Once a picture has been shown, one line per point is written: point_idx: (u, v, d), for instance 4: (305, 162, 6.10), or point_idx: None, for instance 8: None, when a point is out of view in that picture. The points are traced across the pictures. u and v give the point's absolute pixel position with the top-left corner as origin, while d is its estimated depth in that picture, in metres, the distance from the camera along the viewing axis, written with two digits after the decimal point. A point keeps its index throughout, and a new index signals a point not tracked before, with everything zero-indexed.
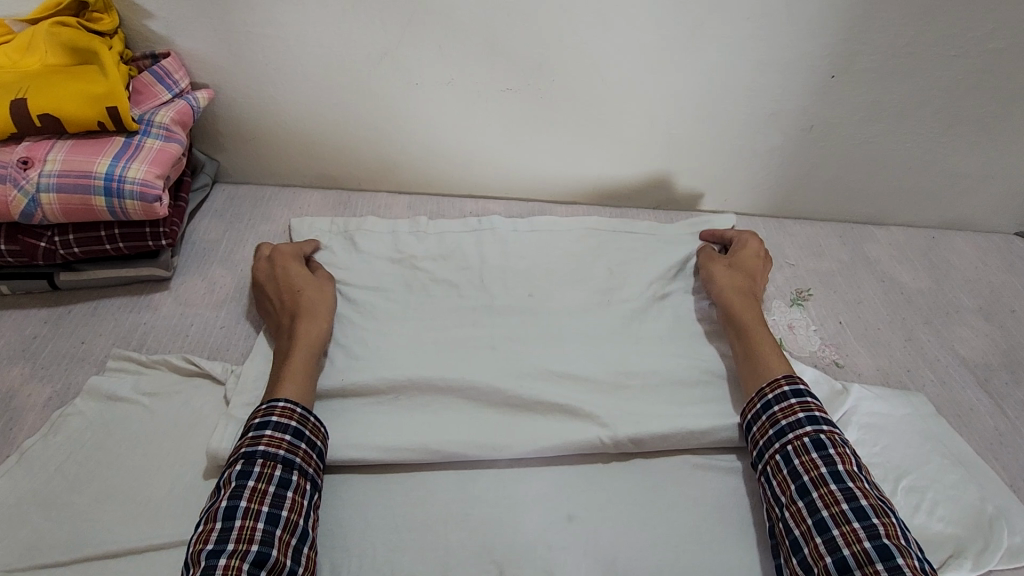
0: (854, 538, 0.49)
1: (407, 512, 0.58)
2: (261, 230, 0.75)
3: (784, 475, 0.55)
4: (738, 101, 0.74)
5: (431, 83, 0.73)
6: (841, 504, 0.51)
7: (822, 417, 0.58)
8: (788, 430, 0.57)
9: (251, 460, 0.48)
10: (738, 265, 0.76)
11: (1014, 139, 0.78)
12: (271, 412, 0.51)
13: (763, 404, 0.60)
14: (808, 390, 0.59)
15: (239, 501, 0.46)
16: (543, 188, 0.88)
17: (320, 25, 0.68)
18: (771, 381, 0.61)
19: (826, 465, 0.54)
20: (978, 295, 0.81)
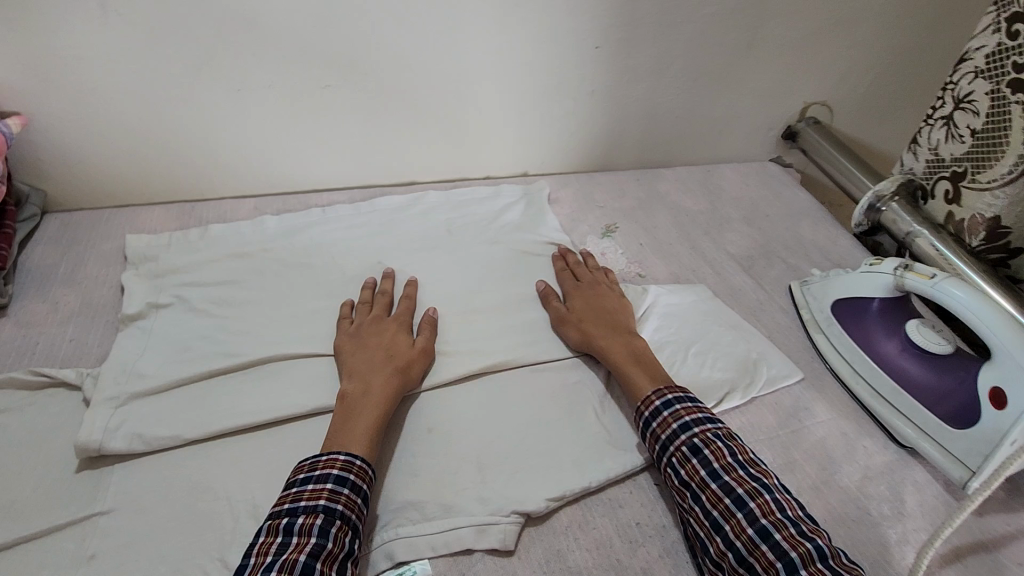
0: (740, 526, 0.51)
1: (277, 455, 0.60)
2: (103, 248, 0.80)
3: (676, 485, 0.56)
4: (528, 74, 0.89)
5: (252, 86, 0.80)
6: (724, 499, 0.53)
7: (693, 420, 0.59)
8: (669, 444, 0.58)
9: (332, 518, 0.49)
10: (588, 305, 0.74)
11: (745, 83, 1.01)
12: (351, 468, 0.53)
13: (643, 423, 0.61)
14: (675, 398, 0.61)
15: (316, 560, 0.46)
16: (381, 174, 0.95)
17: (129, 44, 0.72)
18: (643, 399, 0.62)
19: (705, 467, 0.55)
20: (741, 209, 0.99)
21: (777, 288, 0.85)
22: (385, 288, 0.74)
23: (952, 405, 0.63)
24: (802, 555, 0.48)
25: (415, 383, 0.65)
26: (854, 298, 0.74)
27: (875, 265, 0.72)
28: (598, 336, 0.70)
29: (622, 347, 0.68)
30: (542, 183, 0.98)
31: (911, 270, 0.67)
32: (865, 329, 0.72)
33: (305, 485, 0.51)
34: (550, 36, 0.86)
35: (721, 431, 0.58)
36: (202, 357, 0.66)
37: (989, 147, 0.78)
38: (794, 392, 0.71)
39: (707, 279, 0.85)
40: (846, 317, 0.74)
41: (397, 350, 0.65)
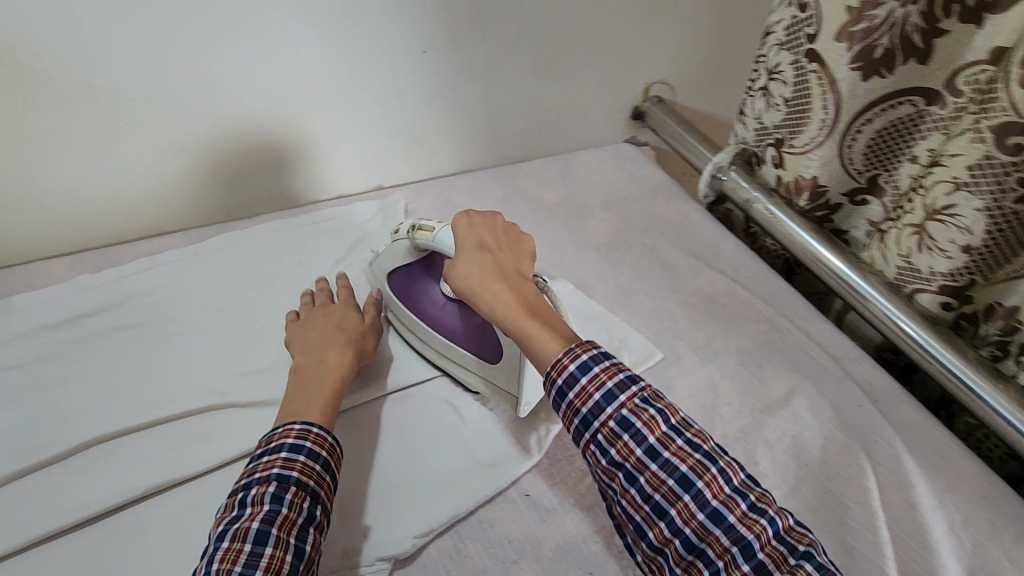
0: (689, 512, 0.49)
1: (114, 540, 0.56)
2: None
3: (605, 465, 0.52)
4: (351, 89, 0.85)
5: (34, 138, 0.71)
6: (667, 482, 0.49)
7: (617, 386, 0.53)
8: (592, 420, 0.52)
9: (285, 485, 0.50)
10: (472, 245, 0.64)
11: (584, 70, 1.01)
12: (306, 436, 0.54)
13: (558, 393, 0.54)
14: (590, 358, 0.54)
15: (270, 527, 0.47)
16: (216, 210, 0.88)
17: None
18: (555, 364, 0.54)
19: (639, 445, 0.51)
20: (599, 195, 1.00)
21: (635, 271, 0.87)
22: (326, 283, 0.77)
23: (486, 342, 0.67)
24: (756, 535, 0.47)
25: (366, 357, 0.68)
26: (394, 269, 0.75)
27: (398, 232, 0.73)
28: (477, 291, 0.61)
29: (511, 299, 0.59)
30: (395, 197, 0.94)
31: (419, 228, 0.70)
32: (415, 292, 0.73)
33: (261, 458, 0.52)
34: (366, 47, 0.82)
35: (647, 393, 0.53)
36: (18, 457, 0.60)
37: (798, 113, 0.83)
38: (655, 373, 0.73)
39: (569, 272, 0.86)
40: (397, 287, 0.74)
41: (349, 326, 0.69)
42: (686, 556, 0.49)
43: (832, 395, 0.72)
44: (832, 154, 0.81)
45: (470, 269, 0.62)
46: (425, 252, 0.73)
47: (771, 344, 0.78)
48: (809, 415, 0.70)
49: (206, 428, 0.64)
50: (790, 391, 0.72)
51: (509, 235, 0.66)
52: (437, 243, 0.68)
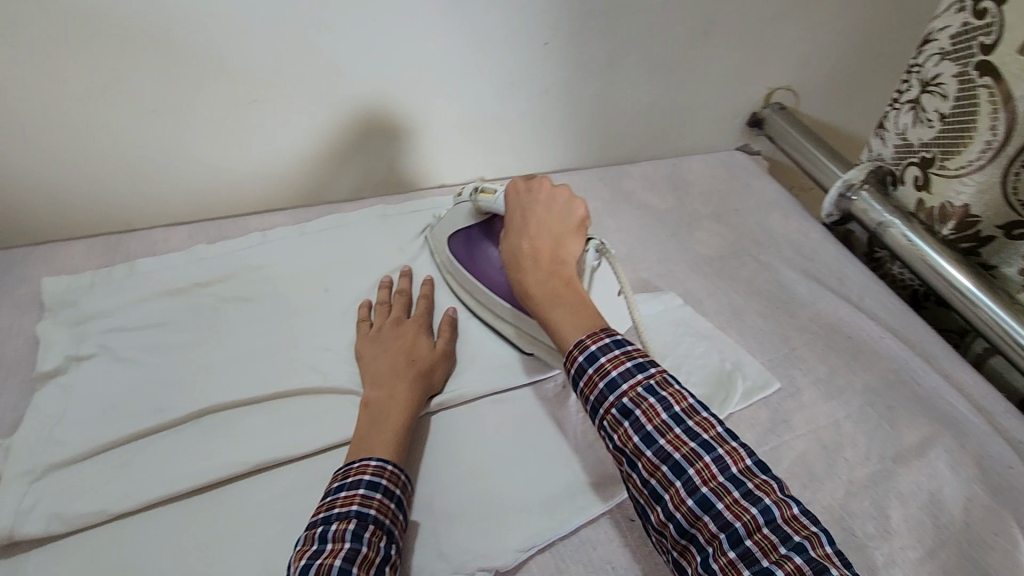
0: (681, 497, 0.46)
1: (216, 513, 0.55)
2: (15, 294, 0.73)
3: (612, 451, 0.51)
4: (471, 78, 0.83)
5: (171, 106, 0.73)
6: (660, 467, 0.48)
7: (620, 375, 0.52)
8: (599, 407, 0.52)
9: (364, 522, 0.48)
10: (517, 225, 0.66)
11: (707, 71, 0.95)
12: (380, 473, 0.52)
13: (572, 382, 0.55)
14: (600, 348, 0.53)
15: (351, 565, 0.45)
16: (324, 188, 0.89)
17: (36, 78, 0.66)
18: (567, 352, 0.55)
19: (638, 432, 0.49)
20: (709, 204, 0.95)
21: (748, 290, 0.81)
22: (403, 288, 0.73)
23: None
24: (745, 522, 0.44)
25: (437, 385, 0.64)
26: (455, 232, 0.76)
27: (461, 196, 0.77)
28: (513, 273, 0.64)
29: (535, 283, 0.61)
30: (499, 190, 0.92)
31: (482, 191, 0.73)
32: (474, 255, 0.73)
33: (338, 492, 0.50)
34: (494, 37, 0.80)
35: (654, 381, 0.51)
36: (132, 418, 0.60)
37: (956, 133, 0.75)
38: (771, 403, 0.68)
39: (677, 284, 0.82)
40: (457, 251, 0.75)
41: (419, 351, 0.65)
42: (681, 542, 0.46)
43: (974, 451, 0.65)
44: (994, 181, 0.72)
45: (512, 254, 0.65)
46: (487, 216, 0.74)
47: (903, 385, 0.70)
48: (948, 470, 0.63)
49: (307, 408, 0.63)
50: (927, 440, 0.65)
51: (556, 214, 0.66)
52: (496, 204, 0.70)
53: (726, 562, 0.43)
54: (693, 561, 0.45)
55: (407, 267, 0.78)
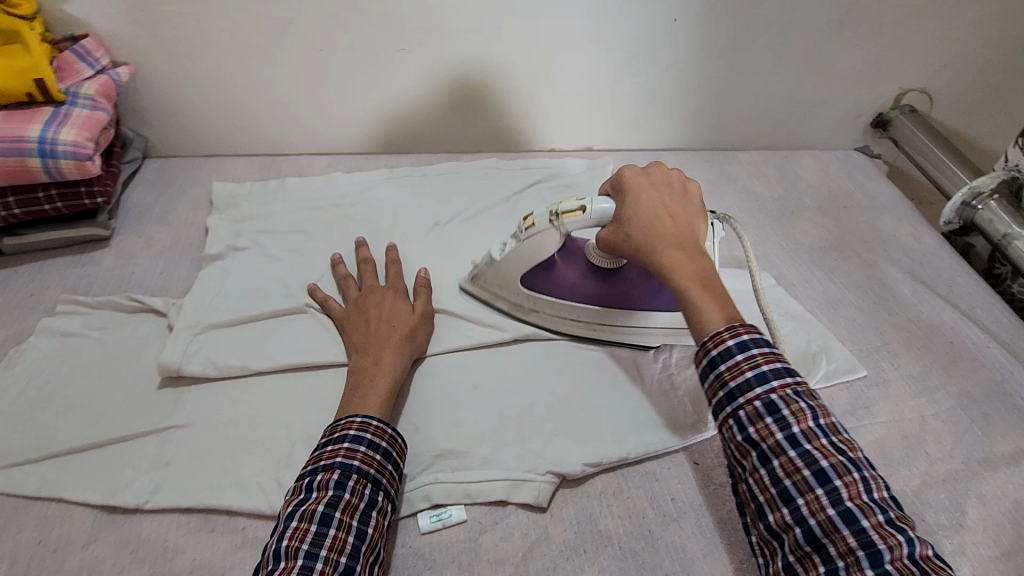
0: (819, 505, 0.44)
1: (332, 387, 0.64)
2: (190, 193, 0.87)
3: (739, 442, 0.48)
4: (596, 47, 0.88)
5: (333, 47, 0.83)
6: (803, 471, 0.45)
7: (772, 370, 0.48)
8: (738, 395, 0.48)
9: (348, 472, 0.50)
10: (648, 205, 0.59)
11: (834, 64, 0.94)
12: (366, 427, 0.53)
13: (707, 361, 0.49)
14: (752, 338, 0.49)
15: (334, 511, 0.48)
16: (447, 138, 0.97)
17: (233, 11, 0.78)
18: (711, 335, 0.50)
19: (782, 431, 0.46)
20: (817, 198, 0.94)
21: (847, 283, 0.81)
22: (365, 256, 0.74)
23: (657, 295, 0.67)
24: (891, 550, 0.41)
25: (421, 346, 0.65)
26: (521, 272, 0.68)
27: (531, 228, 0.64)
28: (651, 252, 0.57)
29: (684, 265, 0.55)
30: (606, 159, 0.97)
31: (564, 213, 0.61)
32: (553, 280, 0.68)
33: (325, 445, 0.52)
34: (625, 9, 0.84)
35: (803, 387, 0.48)
36: (272, 301, 0.71)
37: None
38: (855, 389, 0.68)
39: (772, 266, 0.82)
40: (534, 284, 0.68)
41: (399, 317, 0.65)
42: (803, 547, 0.44)
43: None
44: None
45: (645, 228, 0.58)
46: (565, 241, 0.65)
47: (1003, 395, 0.68)
48: None
49: None
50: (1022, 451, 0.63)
51: (679, 196, 0.61)
52: (596, 218, 0.61)
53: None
54: (814, 571, 0.43)
55: (361, 238, 0.80)
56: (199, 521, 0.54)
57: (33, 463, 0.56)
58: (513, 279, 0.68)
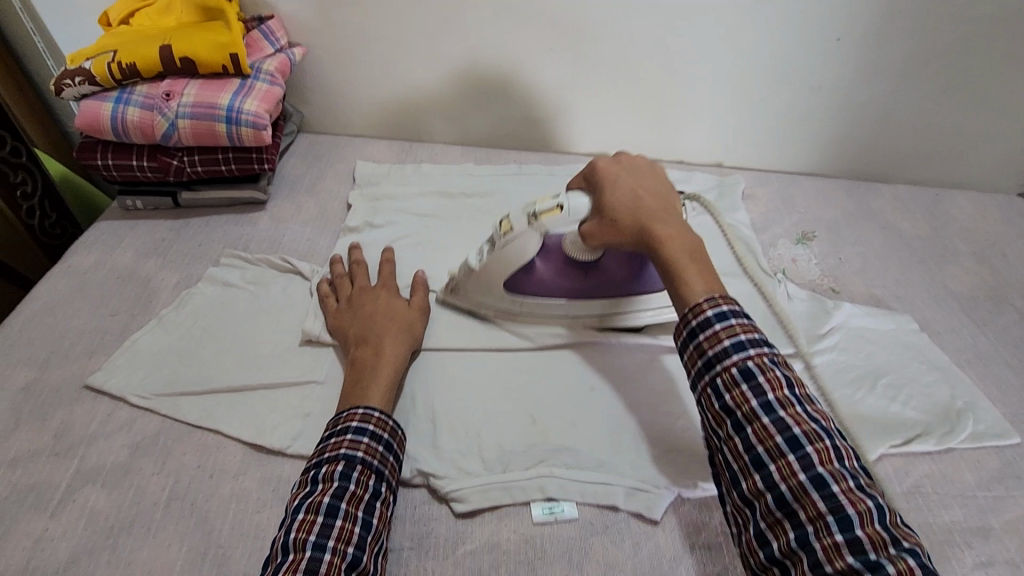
0: (791, 471, 0.45)
1: (455, 367, 0.67)
2: (336, 168, 0.93)
3: (717, 410, 0.50)
4: (747, 62, 0.86)
5: (486, 43, 0.86)
6: (774, 437, 0.47)
7: (750, 340, 0.51)
8: (715, 363, 0.51)
9: (352, 463, 0.51)
10: (622, 187, 0.61)
11: (1010, 98, 0.86)
12: (369, 420, 0.55)
13: (689, 333, 0.53)
14: (731, 309, 0.52)
15: (340, 501, 0.49)
16: (576, 140, 0.99)
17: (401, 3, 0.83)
18: (693, 308, 0.53)
19: (756, 397, 0.48)
20: (972, 242, 0.86)
21: (1001, 338, 0.74)
22: (357, 258, 0.74)
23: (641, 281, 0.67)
24: (859, 513, 0.42)
25: (417, 338, 0.66)
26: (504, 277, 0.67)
27: (506, 232, 0.63)
28: (638, 233, 0.58)
29: (667, 237, 0.58)
30: (738, 176, 0.94)
31: (541, 213, 0.61)
32: (535, 279, 0.67)
33: (328, 438, 0.53)
34: (785, 23, 0.81)
35: (778, 358, 0.51)
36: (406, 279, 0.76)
37: None
38: (1005, 456, 0.62)
39: (914, 310, 0.77)
40: (520, 287, 0.68)
41: (393, 311, 0.66)
42: (775, 513, 0.45)
43: None
44: None
45: (623, 211, 0.59)
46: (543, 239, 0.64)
47: None
48: None
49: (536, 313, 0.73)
50: None
51: (650, 176, 0.64)
52: (573, 215, 0.61)
53: (829, 543, 0.42)
54: (785, 535, 0.44)
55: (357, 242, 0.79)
56: None
57: (193, 395, 0.63)
58: (497, 286, 0.68)
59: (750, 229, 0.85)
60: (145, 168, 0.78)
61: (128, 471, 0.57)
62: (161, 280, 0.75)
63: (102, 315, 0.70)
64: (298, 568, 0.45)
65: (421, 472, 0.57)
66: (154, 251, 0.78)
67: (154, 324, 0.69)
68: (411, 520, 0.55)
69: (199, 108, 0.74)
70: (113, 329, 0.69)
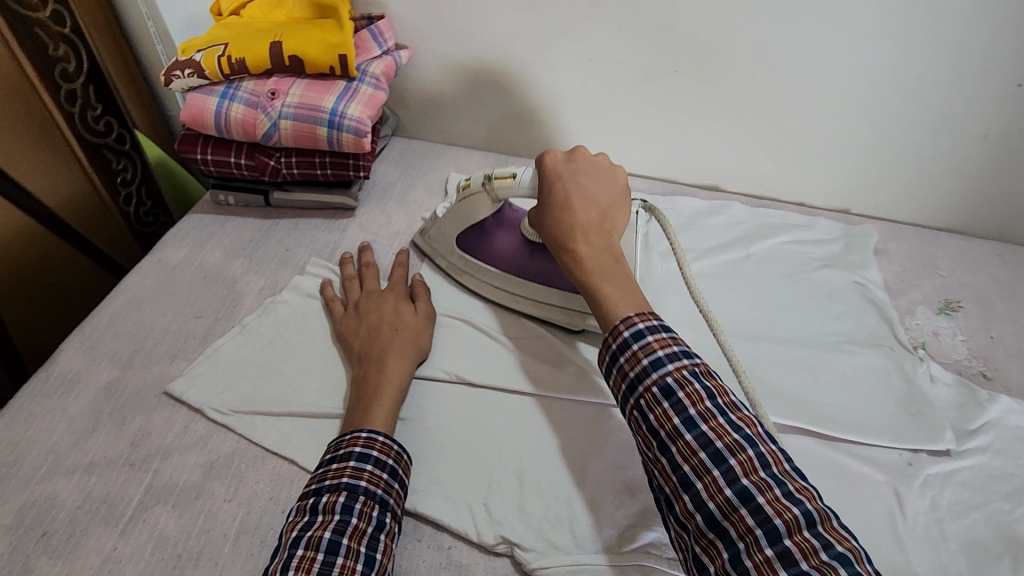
0: (717, 487, 0.41)
1: (546, 419, 0.61)
2: (428, 178, 0.89)
3: (644, 433, 0.46)
4: (900, 101, 0.76)
5: (603, 59, 0.80)
6: (698, 454, 0.42)
7: (668, 354, 0.47)
8: (637, 385, 0.47)
9: (354, 494, 0.48)
10: (559, 192, 0.59)
11: None
12: (371, 444, 0.51)
13: (609, 355, 0.50)
14: (648, 327, 0.49)
15: (341, 536, 0.45)
16: (685, 169, 0.90)
17: (519, 12, 0.77)
18: (611, 330, 0.51)
19: (678, 414, 0.44)
20: None
21: None
22: (367, 260, 0.73)
23: None
24: (787, 522, 0.38)
25: (423, 349, 0.64)
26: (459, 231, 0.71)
27: (466, 186, 0.68)
28: (564, 241, 0.58)
29: (586, 254, 0.56)
30: (869, 226, 0.83)
31: (498, 176, 0.64)
32: (486, 246, 0.71)
33: (329, 464, 0.50)
34: (954, 61, 0.71)
35: (700, 368, 0.46)
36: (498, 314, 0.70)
37: None
38: None
39: None
40: (470, 247, 0.72)
41: (401, 321, 0.64)
42: (706, 535, 0.41)
43: None
44: None
45: (554, 221, 0.59)
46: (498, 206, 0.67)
47: None
48: None
49: None
50: None
51: (603, 183, 0.61)
52: (522, 188, 0.63)
53: (761, 561, 0.38)
54: (718, 558, 0.40)
55: (366, 241, 0.78)
56: (408, 524, 0.54)
57: (271, 417, 0.59)
58: (451, 239, 0.72)
59: (883, 291, 0.75)
60: (241, 166, 0.76)
61: (199, 494, 0.54)
62: (245, 283, 0.72)
63: (186, 316, 0.68)
64: None
65: (505, 540, 0.52)
66: (242, 252, 0.76)
67: (236, 332, 0.66)
68: None
69: (301, 109, 0.71)
70: (197, 332, 0.67)
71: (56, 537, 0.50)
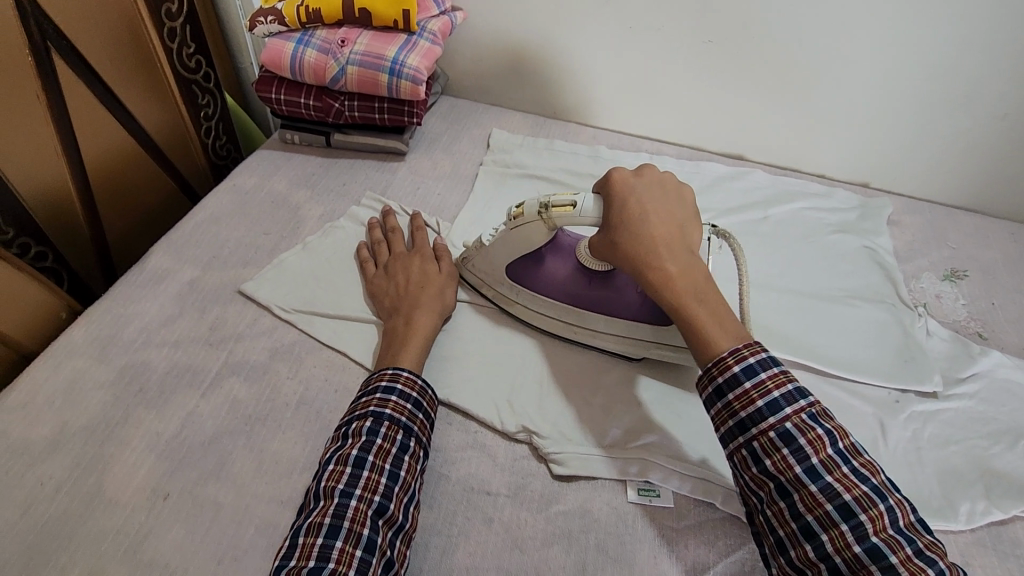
0: (845, 541, 0.44)
1: (567, 339, 0.68)
2: (472, 132, 0.97)
3: (756, 473, 0.48)
4: (922, 80, 0.80)
5: (642, 28, 0.86)
6: (824, 505, 0.45)
7: (783, 396, 0.49)
8: (751, 425, 0.49)
9: (380, 420, 0.53)
10: (639, 208, 0.58)
11: None
12: (397, 380, 0.57)
13: (715, 390, 0.51)
14: (758, 361, 0.50)
15: (366, 455, 0.51)
16: (713, 138, 0.96)
17: None
18: (717, 360, 0.51)
19: (800, 463, 0.47)
20: None
21: None
22: (390, 223, 0.76)
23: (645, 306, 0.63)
24: None
25: (450, 304, 0.68)
26: (509, 260, 0.66)
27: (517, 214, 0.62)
28: (650, 257, 0.56)
29: (678, 273, 0.55)
30: (885, 199, 0.88)
31: (555, 205, 0.59)
32: (539, 274, 0.66)
33: (360, 398, 0.56)
34: (976, 42, 0.75)
35: (816, 410, 0.49)
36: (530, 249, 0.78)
37: None
38: None
39: None
40: (521, 276, 0.67)
41: (427, 279, 0.68)
42: None
43: None
44: None
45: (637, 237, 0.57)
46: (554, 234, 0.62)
47: None
48: None
49: None
50: None
51: (674, 200, 0.60)
52: (584, 217, 0.59)
53: None
54: None
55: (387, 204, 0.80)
56: (442, 412, 0.62)
57: (327, 317, 0.68)
58: (501, 267, 0.67)
59: (892, 256, 0.80)
60: (309, 106, 0.85)
61: (266, 372, 0.63)
62: (306, 210, 0.81)
63: (256, 233, 0.77)
64: (326, 514, 0.47)
65: (525, 429, 0.60)
66: (305, 183, 0.85)
67: (299, 248, 0.75)
68: (511, 471, 0.58)
69: (367, 57, 0.80)
70: (265, 246, 0.76)
71: (148, 394, 0.60)
